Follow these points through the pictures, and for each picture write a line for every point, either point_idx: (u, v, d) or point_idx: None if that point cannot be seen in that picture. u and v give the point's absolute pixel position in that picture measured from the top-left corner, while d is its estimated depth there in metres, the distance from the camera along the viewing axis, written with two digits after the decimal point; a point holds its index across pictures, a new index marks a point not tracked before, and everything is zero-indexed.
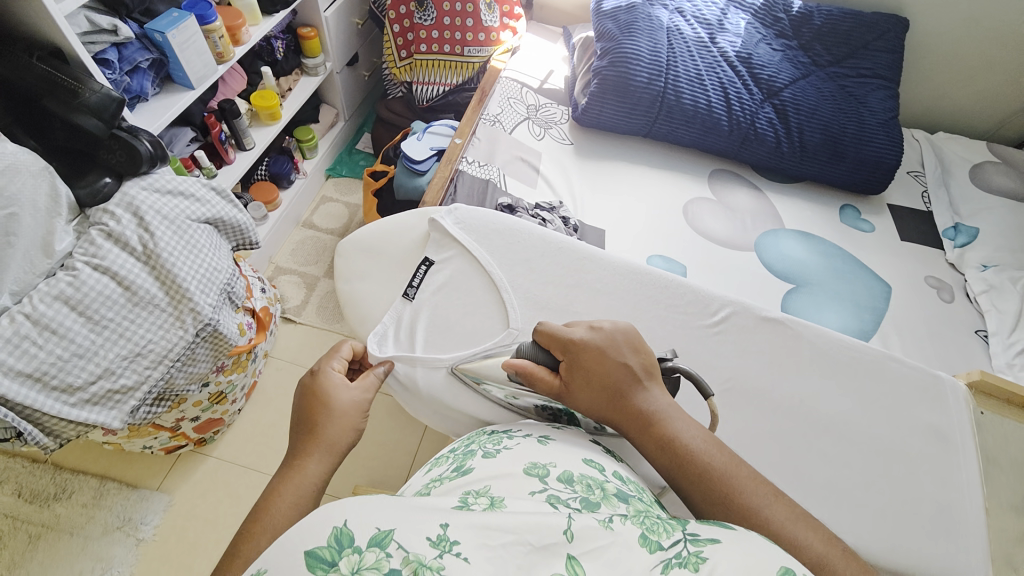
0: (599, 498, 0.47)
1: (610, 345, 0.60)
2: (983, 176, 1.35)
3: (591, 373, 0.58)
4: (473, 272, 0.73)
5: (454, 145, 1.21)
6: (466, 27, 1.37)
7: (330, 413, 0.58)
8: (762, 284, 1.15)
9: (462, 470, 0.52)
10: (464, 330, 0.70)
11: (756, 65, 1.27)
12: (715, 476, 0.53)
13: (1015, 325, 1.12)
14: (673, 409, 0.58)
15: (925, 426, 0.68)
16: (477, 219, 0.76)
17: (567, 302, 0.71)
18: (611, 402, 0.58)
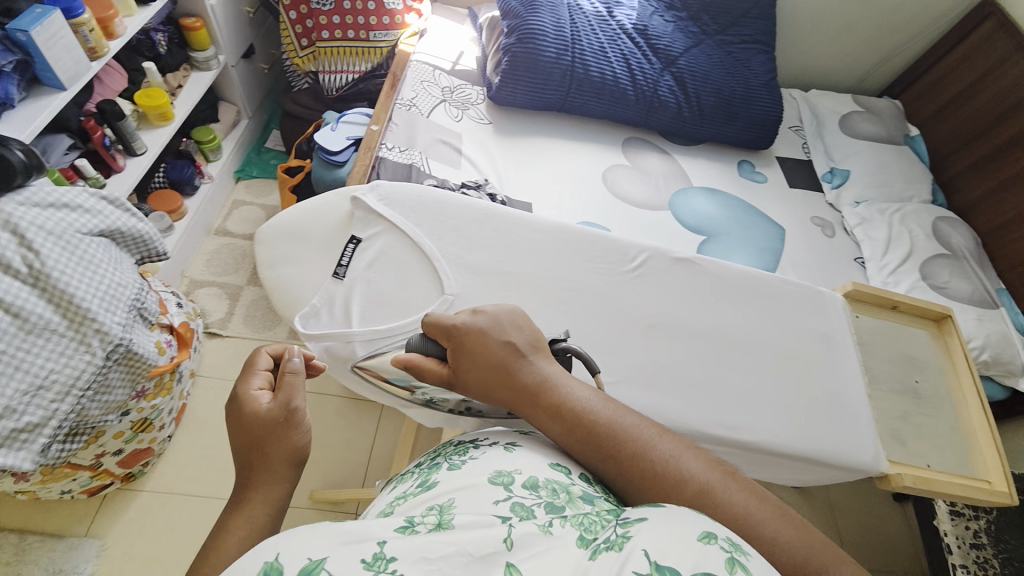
0: (561, 502, 0.46)
1: (492, 326, 0.59)
2: (852, 125, 1.52)
3: (473, 354, 0.57)
4: (402, 246, 0.72)
5: (371, 132, 1.18)
6: (369, 11, 1.34)
7: (268, 429, 0.52)
8: (679, 239, 1.26)
9: (426, 486, 0.50)
10: (400, 304, 0.69)
11: (652, 36, 1.35)
12: (601, 430, 0.54)
13: (885, 249, 1.29)
14: (563, 377, 0.58)
15: (816, 333, 0.78)
16: (402, 194, 0.74)
17: (498, 264, 0.72)
18: (494, 380, 0.56)
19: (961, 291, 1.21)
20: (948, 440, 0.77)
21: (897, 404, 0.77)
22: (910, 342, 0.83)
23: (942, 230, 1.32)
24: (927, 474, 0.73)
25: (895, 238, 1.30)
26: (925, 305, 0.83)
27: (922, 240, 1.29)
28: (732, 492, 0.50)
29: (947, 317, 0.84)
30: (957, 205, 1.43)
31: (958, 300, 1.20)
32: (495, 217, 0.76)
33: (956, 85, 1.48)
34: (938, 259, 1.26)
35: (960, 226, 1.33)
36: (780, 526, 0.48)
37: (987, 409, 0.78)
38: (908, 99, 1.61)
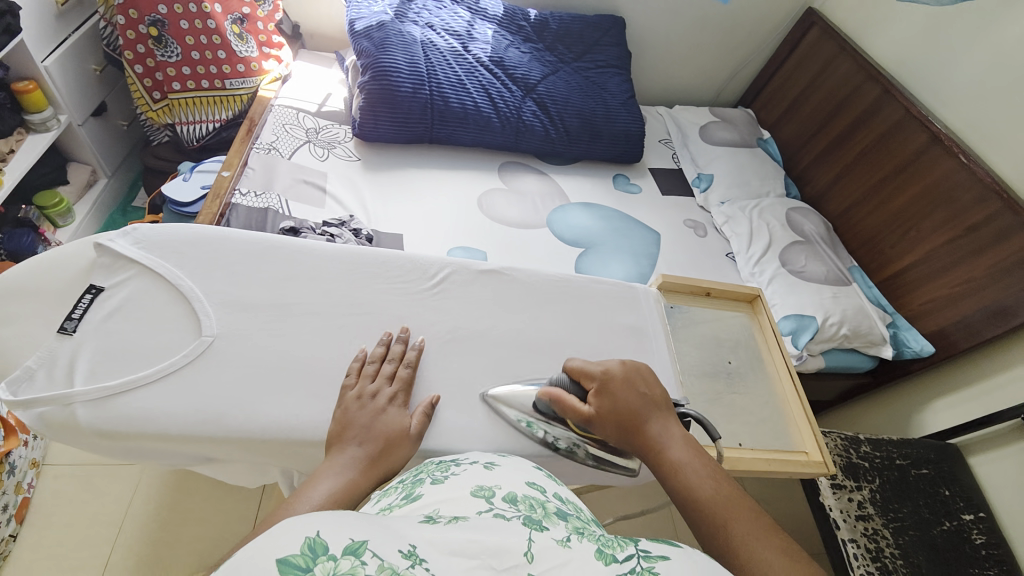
0: (541, 516, 0.40)
1: (634, 373, 0.61)
2: (709, 133, 1.64)
3: (602, 404, 0.59)
4: (151, 288, 0.57)
5: (221, 179, 1.13)
6: (220, 59, 1.30)
7: (396, 442, 0.54)
8: (557, 254, 1.27)
9: (410, 497, 0.44)
10: (145, 350, 0.53)
11: (509, 67, 1.42)
12: (713, 513, 0.51)
13: (750, 241, 1.36)
14: (683, 445, 0.57)
15: (626, 326, 0.71)
16: (164, 234, 0.60)
17: (274, 298, 0.60)
18: (619, 433, 0.58)
19: (818, 272, 1.27)
20: (761, 415, 0.71)
21: (706, 385, 0.72)
22: (720, 326, 0.78)
23: (795, 219, 1.41)
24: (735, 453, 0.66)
25: (756, 232, 1.37)
26: (734, 286, 0.79)
27: (778, 230, 1.37)
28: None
29: (755, 294, 0.80)
30: (810, 194, 1.55)
31: (815, 280, 1.25)
32: (275, 249, 0.63)
33: (795, 89, 1.62)
34: (794, 246, 1.33)
35: (811, 214, 1.43)
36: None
37: (795, 379, 0.73)
38: (759, 105, 1.77)
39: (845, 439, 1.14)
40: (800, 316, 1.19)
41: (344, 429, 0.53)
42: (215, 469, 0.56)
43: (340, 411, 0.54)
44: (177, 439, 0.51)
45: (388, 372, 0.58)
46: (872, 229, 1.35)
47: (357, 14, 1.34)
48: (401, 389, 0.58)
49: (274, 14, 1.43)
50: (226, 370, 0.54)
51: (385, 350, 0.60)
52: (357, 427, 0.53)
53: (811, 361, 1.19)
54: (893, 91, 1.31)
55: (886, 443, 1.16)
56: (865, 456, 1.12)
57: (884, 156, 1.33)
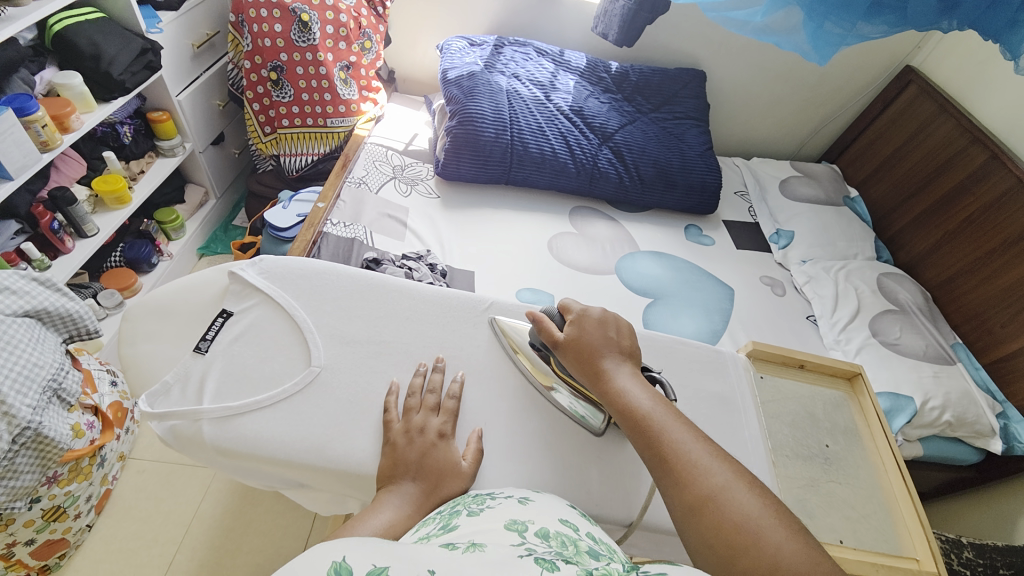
0: (571, 554, 0.38)
1: (610, 317, 0.63)
2: (790, 188, 1.58)
3: (573, 334, 0.61)
4: (271, 317, 0.61)
5: (316, 210, 1.22)
6: (325, 100, 1.43)
7: (447, 477, 0.54)
8: (624, 301, 1.25)
9: (448, 528, 0.43)
10: (263, 375, 0.57)
11: (588, 115, 1.47)
12: (646, 427, 0.54)
13: (835, 305, 1.27)
14: (631, 375, 0.58)
15: (713, 394, 0.68)
16: (285, 267, 0.65)
17: (372, 335, 0.63)
18: (578, 364, 0.60)
19: (914, 346, 1.16)
20: (864, 510, 0.66)
21: (802, 469, 0.67)
22: (815, 402, 0.73)
23: (888, 285, 1.30)
24: (838, 551, 0.61)
25: (843, 295, 1.29)
26: (832, 361, 0.75)
27: (868, 296, 1.27)
28: (741, 496, 0.47)
29: (857, 371, 0.75)
30: (903, 260, 1.44)
31: (911, 356, 1.15)
32: (375, 288, 0.67)
33: (888, 148, 1.55)
34: (887, 314, 1.23)
35: (906, 281, 1.33)
36: (778, 532, 0.45)
37: (904, 473, 0.67)
38: (845, 162, 1.70)
39: (944, 541, 1.00)
40: (895, 395, 1.08)
41: (394, 466, 0.53)
42: (300, 494, 0.59)
43: (390, 446, 0.55)
44: (280, 461, 0.53)
45: (433, 403, 0.58)
46: (977, 304, 1.23)
47: (451, 63, 1.45)
48: (450, 420, 0.58)
49: (375, 62, 1.53)
50: (324, 401, 0.57)
51: (423, 381, 0.60)
52: (407, 463, 0.53)
53: (906, 446, 1.07)
54: (1003, 157, 1.22)
55: (988, 549, 1.00)
56: (968, 562, 0.98)
57: (988, 228, 1.23)
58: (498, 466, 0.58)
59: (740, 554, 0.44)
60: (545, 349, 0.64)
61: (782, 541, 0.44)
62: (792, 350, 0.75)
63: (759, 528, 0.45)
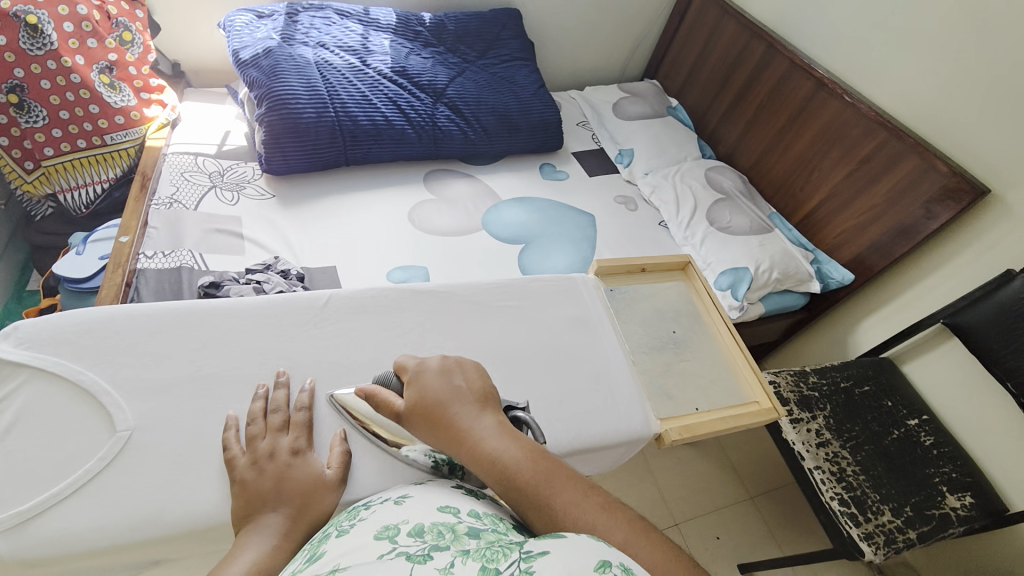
0: (447, 542, 0.39)
1: (450, 363, 0.57)
2: (622, 109, 1.68)
3: (420, 392, 0.54)
4: (50, 393, 0.53)
5: (120, 245, 1.02)
6: (94, 114, 1.16)
7: (314, 492, 0.51)
8: (498, 254, 1.27)
9: (314, 557, 0.40)
10: (56, 463, 0.49)
11: (413, 75, 1.40)
12: (529, 490, 0.46)
13: (678, 207, 1.41)
14: (495, 428, 0.51)
15: (571, 319, 0.73)
16: (49, 330, 0.55)
17: (189, 371, 0.57)
18: (432, 424, 0.52)
19: (742, 225, 1.34)
20: (713, 375, 0.76)
21: (659, 358, 0.75)
22: (660, 297, 0.82)
23: (713, 178, 1.48)
24: (695, 418, 0.69)
25: (682, 196, 1.43)
26: (664, 258, 0.84)
27: (701, 191, 1.43)
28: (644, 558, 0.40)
29: (686, 261, 0.85)
30: (723, 152, 1.63)
31: (741, 233, 1.32)
32: (186, 318, 0.60)
33: (692, 55, 1.70)
34: (717, 203, 1.40)
35: (726, 171, 1.51)
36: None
37: (735, 335, 0.78)
38: (662, 75, 1.84)
39: (794, 375, 1.21)
40: (735, 270, 1.25)
41: (249, 503, 0.48)
42: (171, 566, 0.52)
43: (239, 485, 0.50)
44: (121, 535, 0.47)
45: (279, 422, 0.54)
46: (782, 175, 1.44)
47: (241, 43, 1.26)
48: (303, 433, 0.54)
49: (146, 56, 1.27)
50: (158, 460, 0.51)
51: (266, 403, 0.56)
52: (263, 494, 0.49)
53: (752, 309, 1.26)
54: (777, 44, 1.40)
55: (830, 371, 1.22)
56: (815, 385, 1.19)
57: (778, 107, 1.42)
58: (380, 457, 0.57)
59: None
60: (387, 420, 0.57)
61: None
62: (633, 258, 0.83)
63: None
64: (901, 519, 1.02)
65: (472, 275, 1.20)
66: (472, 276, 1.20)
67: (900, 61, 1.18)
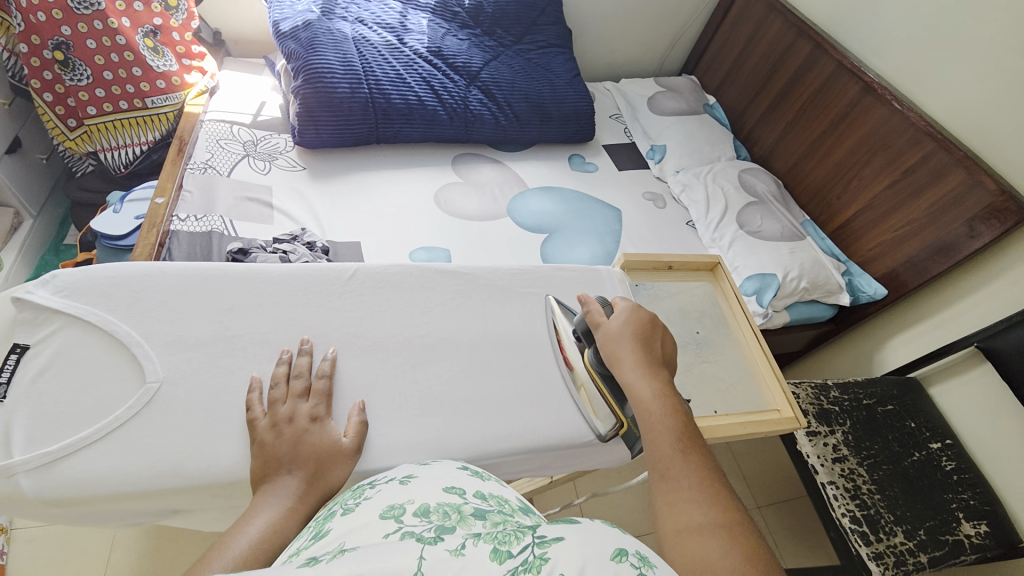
0: (453, 523, 0.39)
1: (651, 317, 0.63)
2: (657, 104, 1.64)
3: (614, 326, 0.61)
4: (84, 340, 0.54)
5: (154, 206, 1.04)
6: (135, 77, 1.19)
7: (329, 459, 0.52)
8: (521, 241, 1.26)
9: (320, 534, 0.41)
10: (85, 408, 0.51)
11: (448, 56, 1.39)
12: (661, 443, 0.52)
13: (707, 207, 1.38)
14: (662, 381, 0.57)
15: None
16: (87, 280, 0.56)
17: (219, 331, 0.58)
18: (612, 359, 0.59)
19: (774, 230, 1.31)
20: (733, 379, 0.74)
21: (679, 358, 0.74)
22: (686, 296, 0.80)
23: (747, 180, 1.44)
24: (713, 421, 0.68)
25: (713, 196, 1.40)
26: (693, 257, 0.82)
27: (732, 193, 1.39)
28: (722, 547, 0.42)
29: (716, 262, 0.83)
30: (758, 154, 1.58)
31: (771, 239, 1.29)
32: (216, 279, 0.61)
33: (734, 51, 1.65)
34: (749, 207, 1.36)
35: (760, 173, 1.47)
36: None
37: (761, 340, 0.76)
38: (701, 71, 1.79)
39: (815, 388, 1.17)
40: (762, 276, 1.22)
41: (267, 463, 0.50)
42: (190, 514, 0.54)
43: (258, 445, 0.51)
44: (147, 481, 0.49)
45: (300, 388, 0.55)
46: (820, 180, 1.39)
47: (281, 14, 1.27)
48: (322, 401, 0.55)
49: (190, 23, 1.29)
50: (182, 414, 0.53)
51: (289, 369, 0.57)
52: (279, 456, 0.50)
53: (776, 317, 1.23)
54: (824, 45, 1.35)
55: (853, 386, 1.19)
56: (836, 400, 1.15)
57: (821, 109, 1.37)
58: (393, 431, 0.58)
59: None
60: (584, 334, 0.65)
61: None
62: (661, 255, 0.82)
63: None
64: (914, 541, 0.99)
65: (494, 260, 1.20)
66: (493, 261, 1.20)
67: (956, 69, 1.12)
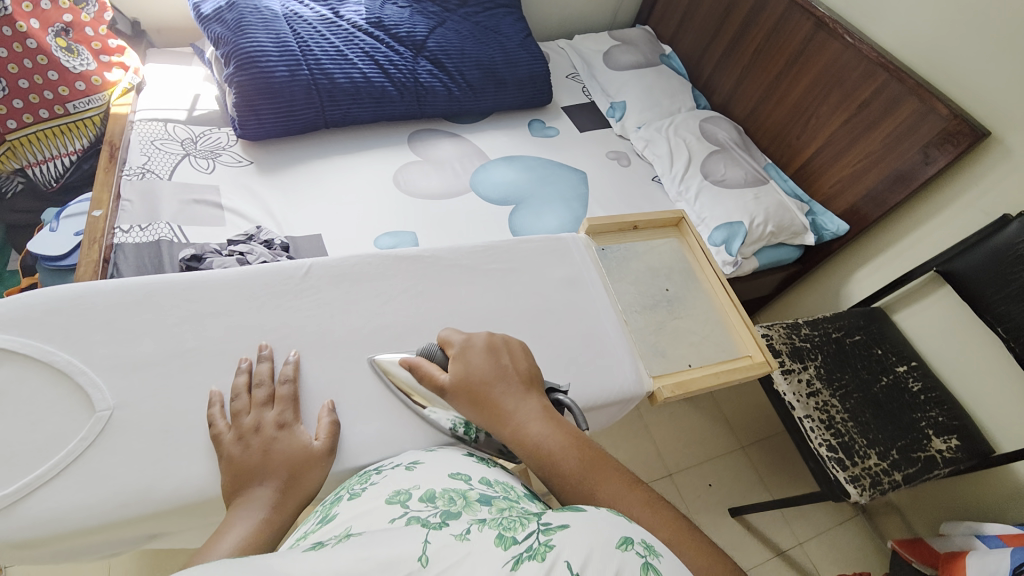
0: (458, 509, 0.40)
1: (495, 343, 0.58)
2: (613, 59, 1.60)
3: (461, 373, 0.55)
4: (23, 372, 0.51)
5: (92, 219, 0.97)
6: (53, 81, 1.08)
7: (303, 465, 0.51)
8: (488, 215, 1.23)
9: (328, 518, 0.43)
10: (39, 444, 0.49)
11: (390, 27, 1.31)
12: (570, 477, 0.49)
13: (671, 161, 1.37)
14: (539, 412, 0.53)
15: (560, 280, 0.73)
16: (19, 311, 0.53)
17: (176, 347, 0.56)
18: (477, 404, 0.54)
19: (737, 178, 1.31)
20: (706, 332, 0.75)
21: (652, 317, 0.74)
22: (654, 254, 0.80)
23: (708, 129, 1.42)
24: (687, 375, 0.70)
25: (676, 149, 1.38)
26: (657, 214, 0.82)
27: (695, 144, 1.38)
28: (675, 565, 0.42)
29: (680, 216, 0.83)
30: (717, 103, 1.57)
31: (736, 186, 1.29)
32: (161, 295, 0.58)
33: None
34: (712, 156, 1.36)
35: (721, 121, 1.46)
36: None
37: (728, 290, 0.77)
38: (655, 21, 1.75)
39: (787, 327, 1.21)
40: (729, 225, 1.23)
41: (238, 476, 0.49)
42: (171, 534, 0.53)
43: (226, 460, 0.50)
44: (123, 507, 0.48)
45: (263, 396, 0.54)
46: (779, 123, 1.39)
47: None
48: (288, 406, 0.54)
49: (103, 15, 1.17)
50: (145, 436, 0.51)
51: (250, 377, 0.56)
52: (250, 468, 0.50)
53: (746, 264, 1.25)
54: None
55: (823, 322, 1.23)
56: (807, 337, 1.19)
57: (776, 50, 1.35)
58: (372, 426, 0.57)
59: None
60: (427, 391, 0.57)
61: None
62: (626, 215, 0.81)
63: None
64: (888, 462, 1.05)
65: (463, 238, 1.18)
66: (462, 239, 1.18)
67: None
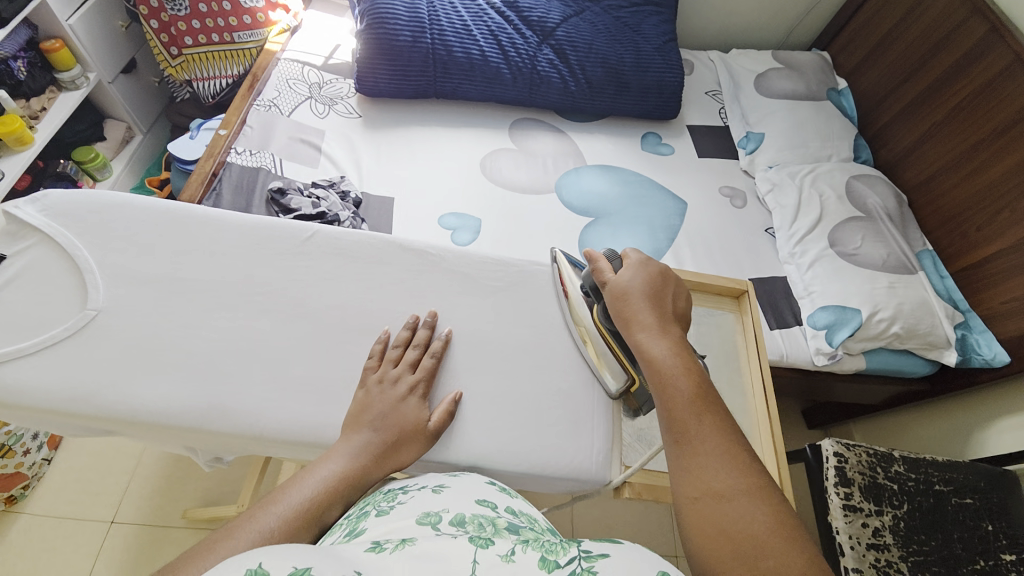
0: (489, 535, 0.38)
1: (663, 273, 0.65)
2: (767, 83, 1.37)
3: (623, 281, 0.63)
4: (51, 259, 0.61)
5: (216, 137, 1.11)
6: (226, 11, 1.27)
7: (410, 434, 0.57)
8: (562, 222, 1.16)
9: (356, 533, 0.42)
10: (34, 320, 0.58)
11: (524, 9, 1.27)
12: (676, 399, 0.54)
13: (795, 215, 1.14)
14: (669, 338, 0.59)
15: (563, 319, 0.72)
16: (69, 205, 0.64)
17: (170, 271, 0.63)
18: (620, 310, 0.62)
19: (874, 256, 1.05)
20: None
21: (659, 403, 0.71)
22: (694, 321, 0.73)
23: (856, 189, 1.16)
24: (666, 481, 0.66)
25: (806, 203, 1.15)
26: (714, 280, 0.74)
27: (833, 203, 1.14)
28: (743, 507, 0.47)
29: (742, 289, 0.74)
30: (884, 159, 1.27)
31: (868, 266, 1.04)
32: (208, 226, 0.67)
33: (885, 24, 1.30)
34: (851, 222, 1.11)
35: (879, 183, 1.18)
36: (783, 555, 0.43)
37: (767, 394, 0.68)
38: (836, 48, 1.46)
39: (874, 456, 0.93)
40: (841, 309, 1.00)
41: (363, 411, 0.57)
42: (139, 432, 0.58)
43: (363, 394, 0.59)
44: None
45: (411, 359, 0.62)
46: (954, 206, 1.09)
47: None
48: (425, 378, 0.61)
49: None
50: None
51: (410, 335, 0.64)
52: (372, 412, 0.57)
53: (848, 361, 1.01)
54: (1003, 29, 1.02)
55: (926, 465, 0.95)
56: (896, 477, 0.92)
57: (980, 114, 1.05)
58: None
59: (728, 548, 0.45)
60: (591, 291, 0.68)
61: (774, 559, 0.43)
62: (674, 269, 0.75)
63: (752, 538, 0.45)
64: None
65: (527, 239, 1.12)
66: (526, 240, 1.12)
67: None
